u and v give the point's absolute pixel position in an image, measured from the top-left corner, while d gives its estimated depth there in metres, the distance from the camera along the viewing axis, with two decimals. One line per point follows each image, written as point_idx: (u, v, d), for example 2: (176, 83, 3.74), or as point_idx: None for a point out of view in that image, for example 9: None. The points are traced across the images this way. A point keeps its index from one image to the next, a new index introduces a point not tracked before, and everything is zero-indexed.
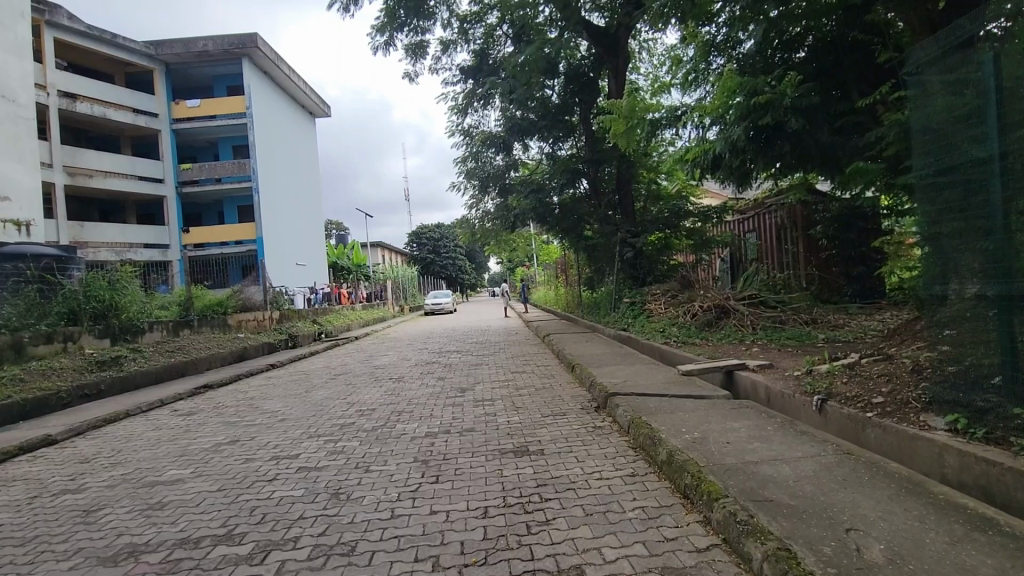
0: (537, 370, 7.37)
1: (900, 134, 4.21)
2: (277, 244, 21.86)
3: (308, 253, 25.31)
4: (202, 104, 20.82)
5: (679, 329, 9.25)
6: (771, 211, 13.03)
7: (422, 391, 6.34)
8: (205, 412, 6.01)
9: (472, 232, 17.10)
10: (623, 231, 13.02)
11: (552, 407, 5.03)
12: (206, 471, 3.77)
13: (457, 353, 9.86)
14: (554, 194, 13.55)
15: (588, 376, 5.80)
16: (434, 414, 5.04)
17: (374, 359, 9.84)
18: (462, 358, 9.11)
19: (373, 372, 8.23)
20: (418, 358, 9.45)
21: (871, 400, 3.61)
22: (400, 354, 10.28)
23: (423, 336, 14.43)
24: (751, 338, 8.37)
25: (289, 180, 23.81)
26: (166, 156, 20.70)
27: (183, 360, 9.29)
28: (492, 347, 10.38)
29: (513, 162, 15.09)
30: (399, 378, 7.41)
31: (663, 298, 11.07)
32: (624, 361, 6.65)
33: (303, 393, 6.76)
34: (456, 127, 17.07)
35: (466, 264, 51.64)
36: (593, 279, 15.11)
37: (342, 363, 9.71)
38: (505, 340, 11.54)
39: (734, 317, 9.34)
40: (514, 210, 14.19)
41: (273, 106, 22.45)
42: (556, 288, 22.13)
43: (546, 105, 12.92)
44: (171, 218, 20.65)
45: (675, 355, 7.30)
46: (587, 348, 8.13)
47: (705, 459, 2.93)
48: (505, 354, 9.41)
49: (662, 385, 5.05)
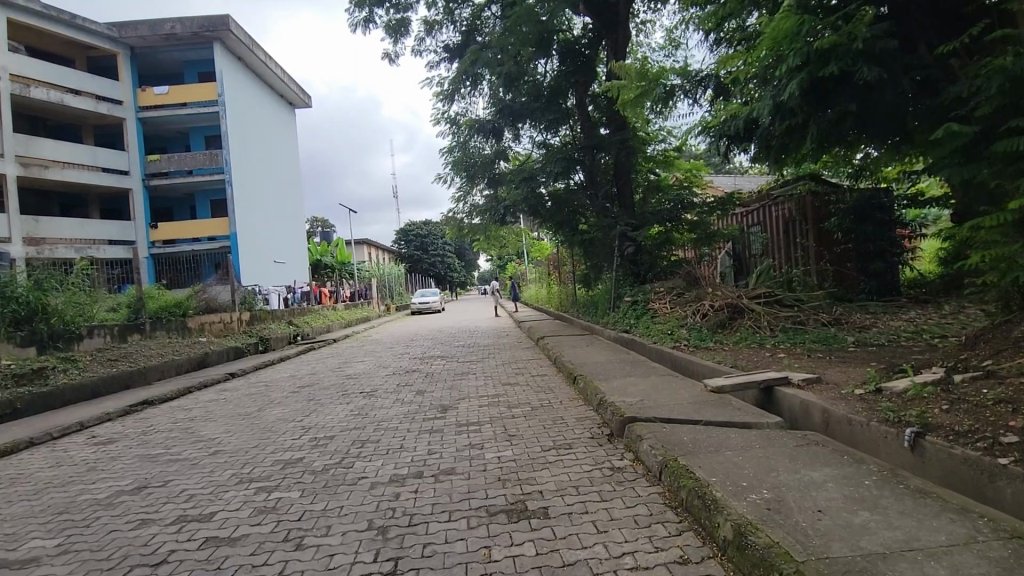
0: (531, 381, 6.34)
1: (1005, 85, 3.24)
2: (252, 240, 20.59)
3: (287, 250, 24.03)
4: (169, 91, 19.54)
5: (690, 331, 8.25)
6: (778, 203, 12.17)
7: (396, 410, 5.28)
8: (126, 440, 4.89)
9: (460, 228, 16.05)
10: (623, 224, 12.00)
11: (554, 435, 4.01)
12: (72, 548, 2.69)
13: (442, 359, 8.82)
14: (547, 184, 12.51)
15: (595, 394, 4.78)
16: (406, 447, 3.98)
17: (348, 367, 8.74)
18: (446, 367, 8.05)
19: (343, 384, 7.15)
20: (396, 366, 8.37)
21: (997, 439, 2.61)
22: (378, 360, 9.21)
23: (407, 338, 13.40)
24: (771, 342, 7.43)
25: (265, 172, 22.47)
26: (132, 147, 19.38)
27: (127, 369, 8.13)
28: (481, 353, 9.34)
29: (503, 152, 14.06)
30: (371, 392, 6.34)
31: (668, 296, 10.10)
32: (635, 370, 5.65)
33: (254, 413, 5.67)
34: (442, 114, 15.96)
35: (455, 262, 50.54)
36: (589, 277, 14.12)
37: (311, 371, 8.60)
38: (496, 344, 10.49)
39: (750, 318, 8.38)
40: (504, 202, 13.17)
41: (248, 94, 21.13)
42: (548, 286, 21.12)
43: (539, 87, 11.90)
44: (137, 213, 19.31)
45: (691, 363, 6.31)
46: (589, 356, 7.10)
47: (801, 548, 1.93)
48: (495, 360, 8.38)
49: (689, 406, 4.05)
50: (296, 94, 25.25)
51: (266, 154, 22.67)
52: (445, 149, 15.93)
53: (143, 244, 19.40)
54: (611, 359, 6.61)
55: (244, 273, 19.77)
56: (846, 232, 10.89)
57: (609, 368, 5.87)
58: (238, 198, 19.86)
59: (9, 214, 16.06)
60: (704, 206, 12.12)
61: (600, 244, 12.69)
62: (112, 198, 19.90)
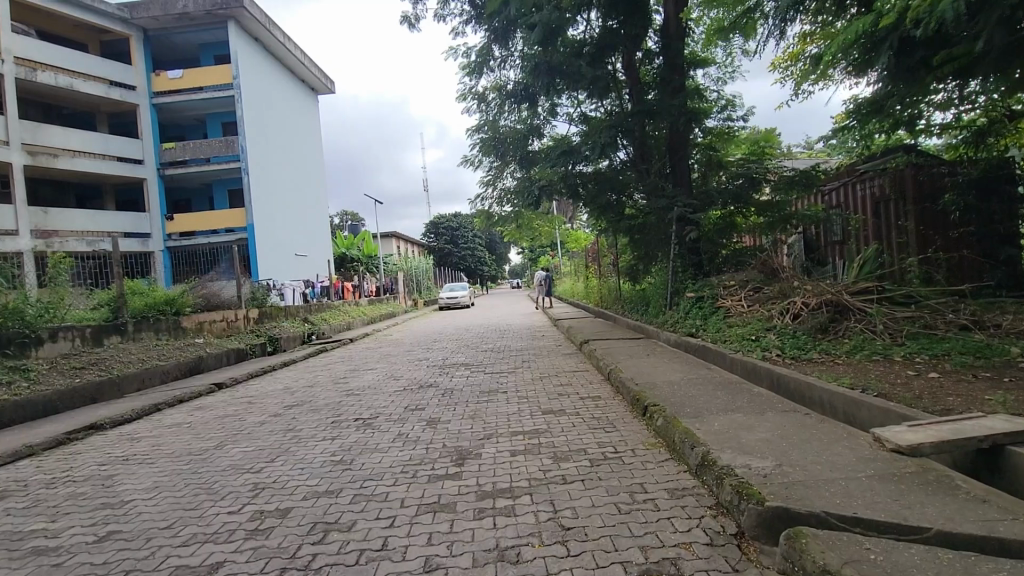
0: (580, 409, 4.62)
1: None
2: (271, 232, 19.51)
3: (309, 243, 22.95)
4: (184, 75, 18.59)
5: (782, 339, 6.40)
6: (865, 180, 10.14)
7: (391, 457, 3.69)
8: (16, 499, 3.49)
9: (489, 217, 14.55)
10: (681, 205, 10.05)
11: (643, 534, 2.33)
12: None
13: (466, 368, 7.27)
14: (587, 161, 10.72)
15: (691, 448, 3.09)
16: (390, 548, 2.37)
17: (351, 378, 7.24)
18: (470, 380, 6.44)
19: (335, 405, 5.62)
20: (408, 379, 6.81)
21: None
22: (389, 369, 7.70)
23: (430, 338, 11.97)
24: (901, 352, 5.57)
25: (285, 160, 21.38)
26: (146, 135, 18.52)
27: (95, 379, 6.86)
28: (513, 360, 7.71)
29: (536, 129, 12.41)
30: (367, 420, 4.80)
31: (742, 292, 8.21)
32: (735, 401, 3.93)
33: (211, 451, 4.23)
34: (468, 90, 14.40)
35: (485, 254, 49.20)
36: (636, 269, 12.25)
37: (308, 383, 7.15)
38: (529, 348, 8.85)
39: (863, 323, 6.47)
40: (537, 183, 11.53)
41: (265, 76, 20.03)
42: (585, 280, 19.37)
43: (578, 48, 10.17)
44: (152, 203, 18.53)
45: (801, 384, 4.47)
46: (655, 371, 5.33)
47: None
48: (529, 372, 6.73)
49: (877, 488, 2.32)
50: (318, 79, 24.20)
51: (287, 141, 21.64)
52: (472, 128, 14.37)
53: (158, 236, 18.60)
54: (689, 379, 4.84)
55: (261, 267, 18.70)
56: (966, 210, 8.85)
57: (695, 396, 4.14)
58: (254, 186, 18.72)
59: (17, 205, 15.33)
60: (781, 183, 10.10)
61: (652, 231, 10.83)
62: (128, 189, 19.14)
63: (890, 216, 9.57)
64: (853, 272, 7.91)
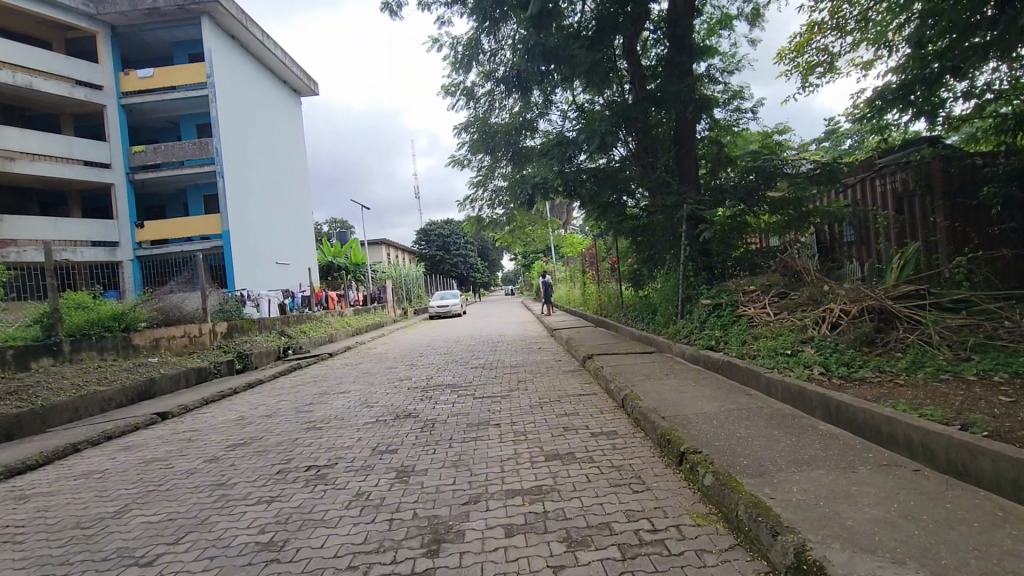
0: (593, 455, 3.58)
1: None
2: (248, 239, 18.41)
3: (291, 250, 21.84)
4: (154, 74, 17.45)
5: (824, 354, 5.43)
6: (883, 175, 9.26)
7: (339, 538, 2.64)
8: None
9: (478, 221, 13.75)
10: (692, 202, 9.08)
11: None
12: None
13: (452, 391, 6.23)
14: (585, 154, 9.74)
15: (770, 536, 2.09)
16: None
17: (317, 405, 6.19)
18: (456, 408, 5.40)
19: (288, 444, 4.57)
20: (383, 406, 5.76)
21: None
22: (363, 393, 6.66)
23: (415, 352, 10.91)
24: (974, 369, 4.61)
25: (265, 164, 20.30)
26: (115, 137, 17.40)
27: (8, 412, 5.73)
28: (507, 380, 6.69)
29: (528, 124, 11.45)
30: (322, 471, 3.74)
31: (765, 298, 7.22)
32: (808, 451, 2.95)
33: (106, 522, 3.15)
34: (456, 84, 13.46)
35: (477, 261, 48.22)
36: (640, 274, 11.27)
37: (268, 411, 6.08)
38: (525, 364, 7.83)
39: (915, 334, 5.51)
40: (529, 181, 10.55)
41: (242, 76, 18.97)
42: (582, 286, 18.40)
43: (575, 31, 9.22)
44: (120, 210, 17.35)
45: (876, 418, 3.48)
46: (683, 398, 4.30)
47: None
48: (526, 395, 5.72)
49: None
50: (300, 80, 23.13)
51: (266, 144, 20.55)
52: (461, 125, 13.42)
53: (126, 244, 17.41)
54: (728, 411, 3.81)
55: (238, 277, 17.59)
56: (1008, 204, 7.95)
57: (748, 444, 3.12)
58: (230, 191, 17.62)
59: None
60: (797, 179, 9.08)
61: (657, 231, 9.84)
62: (95, 195, 17.96)
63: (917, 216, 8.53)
64: (893, 276, 6.89)
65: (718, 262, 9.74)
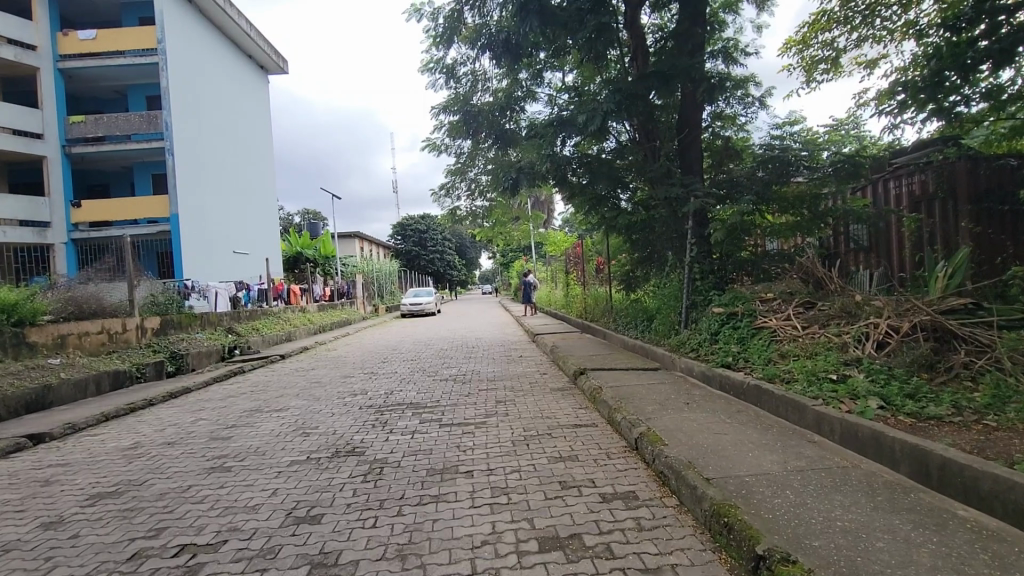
0: (611, 543, 2.37)
1: None
2: (201, 224, 16.73)
3: (252, 239, 20.15)
4: (98, 36, 15.65)
5: (878, 381, 4.36)
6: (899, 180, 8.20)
7: None
8: None
9: (455, 214, 12.64)
10: (700, 195, 7.93)
11: None
12: None
13: (414, 415, 4.97)
14: (577, 138, 8.57)
15: None
16: None
17: (239, 430, 4.84)
18: (416, 442, 4.14)
19: (174, 499, 3.24)
20: (322, 436, 4.45)
21: None
22: (302, 414, 5.33)
23: (379, 357, 9.59)
24: None
25: (223, 143, 18.57)
26: (50, 105, 15.55)
27: None
28: (483, 399, 5.45)
29: (513, 105, 10.22)
30: (198, 560, 2.45)
31: (789, 308, 6.15)
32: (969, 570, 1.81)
33: None
34: (435, 60, 12.16)
35: (455, 258, 46.79)
36: (633, 275, 10.16)
37: (175, 437, 4.74)
38: (505, 379, 6.61)
39: (984, 358, 4.45)
40: (514, 167, 9.35)
41: (199, 44, 17.23)
42: (565, 287, 17.27)
43: None
44: (54, 186, 15.50)
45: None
46: (724, 447, 3.13)
47: None
48: (506, 424, 4.48)
49: None
50: (266, 55, 21.39)
51: (225, 121, 18.80)
52: (439, 107, 12.14)
53: (60, 225, 15.56)
54: (800, 474, 2.66)
55: (187, 266, 15.92)
56: None
57: (869, 550, 1.96)
58: (181, 171, 15.94)
59: None
60: (819, 171, 8.14)
61: (657, 229, 8.72)
62: (26, 169, 16.05)
63: (938, 221, 7.43)
64: (937, 287, 5.86)
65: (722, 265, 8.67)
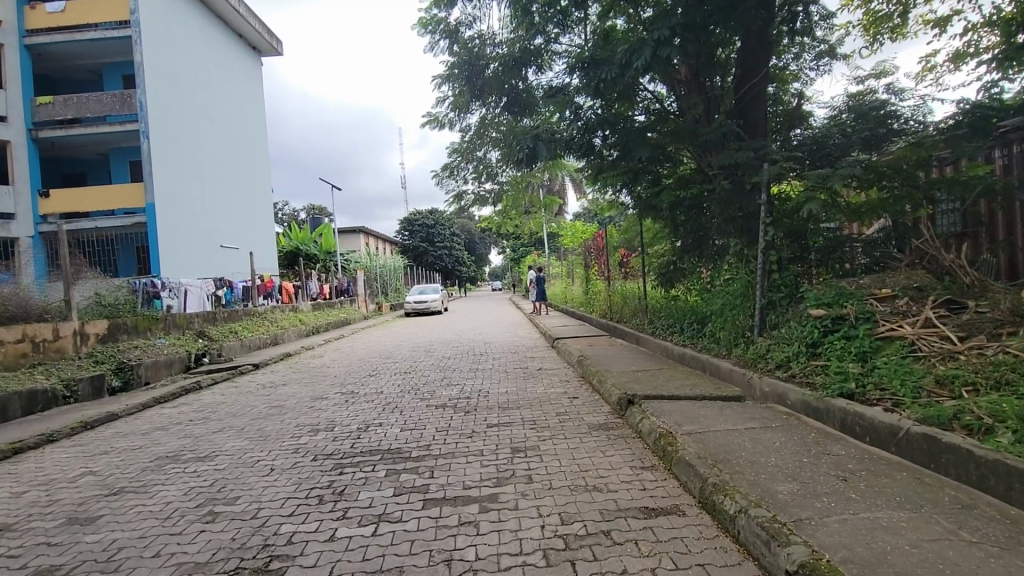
0: None
1: None
2: (181, 215, 15.16)
3: (241, 232, 18.57)
4: (67, 8, 14.12)
5: None
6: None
7: None
8: None
9: (460, 200, 10.89)
10: (774, 160, 6.07)
11: None
12: None
13: (386, 479, 3.24)
14: (609, 94, 6.77)
15: None
16: None
17: (122, 501, 3.17)
18: (376, 550, 2.37)
19: None
20: (228, 527, 2.70)
21: None
22: (228, 470, 3.62)
23: (366, 369, 7.91)
24: None
25: (208, 125, 16.96)
26: (14, 83, 14.04)
27: None
28: (495, 447, 3.72)
29: (527, 65, 8.39)
30: None
31: (926, 311, 4.32)
32: None
33: None
34: None
35: (464, 253, 45.02)
36: (673, 268, 8.39)
37: (20, 517, 3.07)
38: (523, 408, 4.86)
39: None
40: (529, 134, 7.58)
41: (179, 16, 15.64)
42: (584, 283, 15.40)
43: None
44: (19, 173, 14.00)
45: None
46: None
47: None
48: (533, 505, 2.74)
49: None
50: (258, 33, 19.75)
51: (210, 102, 17.23)
52: (442, 77, 10.45)
53: (26, 216, 14.09)
54: None
55: (164, 262, 14.39)
56: None
57: None
58: (158, 157, 14.38)
59: None
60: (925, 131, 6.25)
61: (713, 208, 6.89)
62: None
63: None
64: None
65: (795, 253, 6.82)
